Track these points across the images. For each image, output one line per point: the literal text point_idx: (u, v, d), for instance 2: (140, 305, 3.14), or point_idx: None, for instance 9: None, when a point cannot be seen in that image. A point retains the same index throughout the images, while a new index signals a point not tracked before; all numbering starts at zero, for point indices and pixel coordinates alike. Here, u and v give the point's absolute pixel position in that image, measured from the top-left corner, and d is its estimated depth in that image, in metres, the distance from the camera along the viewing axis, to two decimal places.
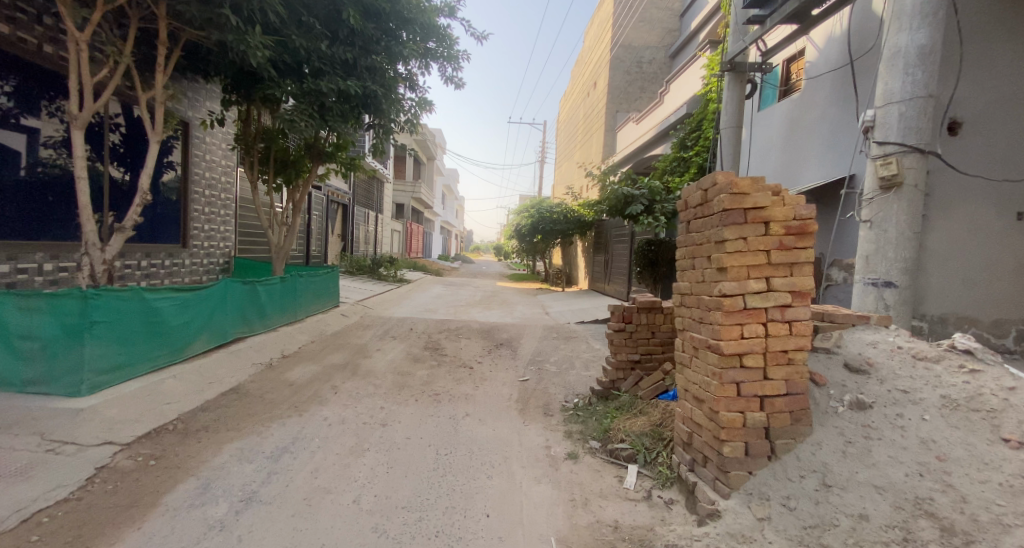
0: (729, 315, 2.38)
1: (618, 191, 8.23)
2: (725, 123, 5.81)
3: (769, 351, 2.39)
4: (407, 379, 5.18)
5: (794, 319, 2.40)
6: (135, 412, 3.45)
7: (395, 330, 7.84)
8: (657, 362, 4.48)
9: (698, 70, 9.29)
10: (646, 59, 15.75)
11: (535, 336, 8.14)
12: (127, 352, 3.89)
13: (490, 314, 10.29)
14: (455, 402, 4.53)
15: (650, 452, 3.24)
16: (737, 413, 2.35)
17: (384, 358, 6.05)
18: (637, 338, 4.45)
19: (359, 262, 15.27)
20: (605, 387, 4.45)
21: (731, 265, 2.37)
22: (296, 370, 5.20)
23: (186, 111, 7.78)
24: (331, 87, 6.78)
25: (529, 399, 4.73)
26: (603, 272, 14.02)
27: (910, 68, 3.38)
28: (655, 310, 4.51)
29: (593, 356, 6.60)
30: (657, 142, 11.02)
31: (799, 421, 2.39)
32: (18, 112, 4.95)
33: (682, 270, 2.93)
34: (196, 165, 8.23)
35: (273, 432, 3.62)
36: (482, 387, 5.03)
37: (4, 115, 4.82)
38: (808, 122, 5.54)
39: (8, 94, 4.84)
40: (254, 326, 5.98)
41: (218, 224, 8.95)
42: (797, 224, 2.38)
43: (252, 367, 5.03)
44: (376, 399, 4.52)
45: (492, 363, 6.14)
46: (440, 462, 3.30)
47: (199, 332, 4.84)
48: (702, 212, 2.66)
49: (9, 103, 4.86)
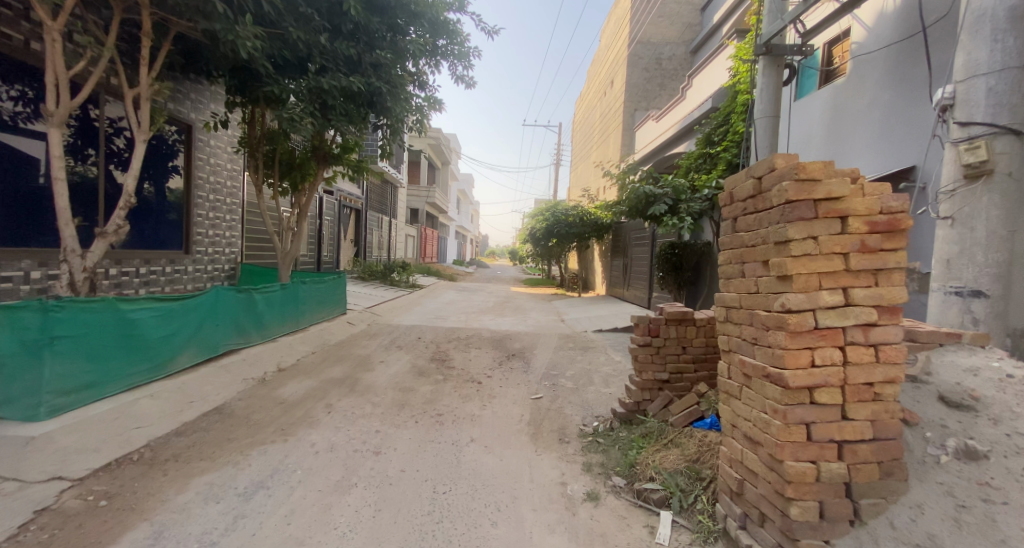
0: (794, 337, 1.86)
1: (639, 191, 7.70)
2: (759, 113, 5.25)
3: (847, 384, 1.85)
4: (408, 397, 4.72)
5: (882, 342, 1.85)
6: (96, 440, 3.12)
7: (402, 340, 7.41)
8: (688, 382, 3.93)
9: (725, 61, 8.72)
10: (666, 55, 15.18)
11: (550, 346, 7.61)
12: (96, 370, 3.56)
13: (503, 321, 9.82)
14: (459, 426, 4.04)
15: (686, 496, 2.73)
16: (808, 463, 1.82)
17: (387, 371, 5.61)
18: (666, 354, 3.92)
19: (371, 268, 14.98)
20: (629, 410, 3.92)
21: (797, 274, 1.85)
22: (289, 386, 4.79)
23: (188, 113, 7.56)
24: (332, 84, 6.42)
25: (542, 421, 4.21)
26: (622, 276, 13.42)
27: (999, 33, 2.76)
28: (686, 323, 3.97)
29: (613, 370, 6.04)
30: (679, 140, 10.42)
31: (890, 476, 1.83)
32: (30, 116, 4.86)
33: (727, 279, 2.40)
34: (200, 169, 7.99)
35: (250, 463, 3.19)
36: (489, 407, 4.54)
37: (14, 120, 4.71)
38: (857, 110, 4.94)
39: (15, 98, 4.71)
40: (250, 337, 5.64)
41: (224, 229, 8.72)
42: (884, 219, 1.83)
43: (242, 383, 4.65)
44: (373, 420, 4.07)
45: (504, 378, 5.64)
46: (436, 502, 2.82)
47: (185, 345, 4.51)
48: (754, 206, 2.14)
49: (20, 107, 4.77)
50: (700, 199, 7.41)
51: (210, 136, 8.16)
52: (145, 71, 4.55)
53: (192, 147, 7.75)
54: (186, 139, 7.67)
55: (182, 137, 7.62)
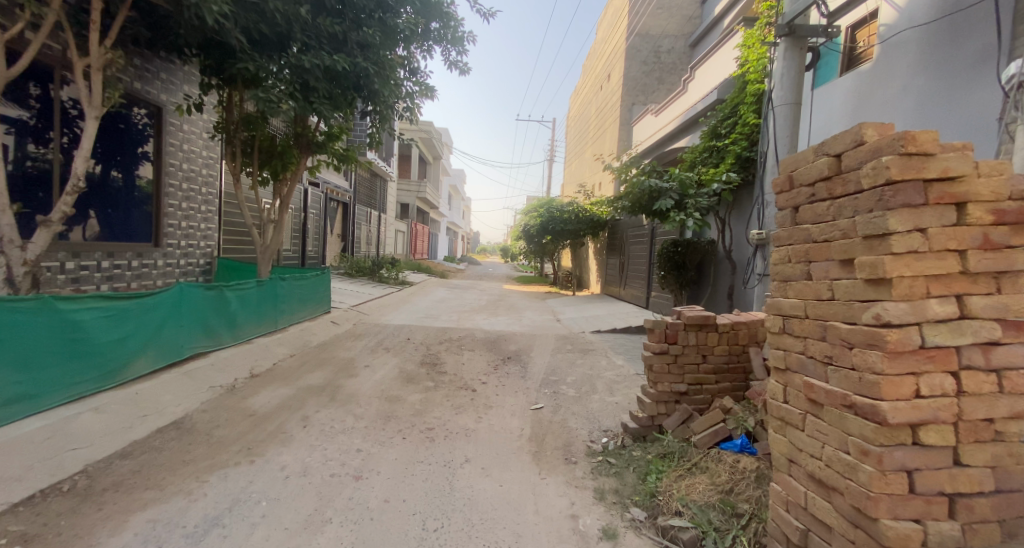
0: (893, 360, 1.44)
1: (644, 184, 7.31)
2: (778, 100, 4.89)
3: (961, 421, 1.44)
4: (395, 407, 4.24)
5: (1005, 367, 1.45)
6: (21, 466, 2.60)
7: (389, 341, 6.91)
8: (708, 395, 3.52)
9: (732, 50, 8.31)
10: (665, 48, 14.77)
11: (547, 348, 7.17)
12: (28, 379, 3.04)
13: (497, 321, 9.35)
14: (451, 443, 3.58)
15: (723, 537, 2.30)
16: (911, 524, 1.42)
17: (372, 377, 5.12)
18: (684, 364, 3.50)
19: (359, 264, 14.37)
20: (642, 426, 3.49)
21: (900, 276, 1.43)
22: (262, 394, 4.29)
23: (158, 93, 6.94)
24: (314, 63, 5.89)
25: (544, 437, 3.77)
26: (618, 275, 13.04)
27: None
28: (707, 328, 3.55)
29: (617, 376, 5.61)
30: (681, 134, 10.03)
31: (1014, 539, 1.45)
32: None
33: (785, 281, 1.97)
34: (172, 155, 7.38)
35: (206, 492, 2.69)
36: (485, 419, 4.08)
37: None
38: (886, 97, 4.58)
39: None
40: (221, 339, 5.12)
41: (199, 221, 8.12)
42: (1013, 208, 1.42)
43: (207, 392, 4.13)
44: (354, 436, 3.59)
45: (499, 385, 5.19)
46: (426, 543, 2.37)
47: (143, 348, 3.98)
48: (830, 190, 1.71)
49: None
50: (707, 194, 6.98)
51: (183, 120, 7.56)
52: (97, 37, 4.00)
53: (163, 131, 7.14)
54: (155, 122, 7.06)
55: (151, 120, 7.01)
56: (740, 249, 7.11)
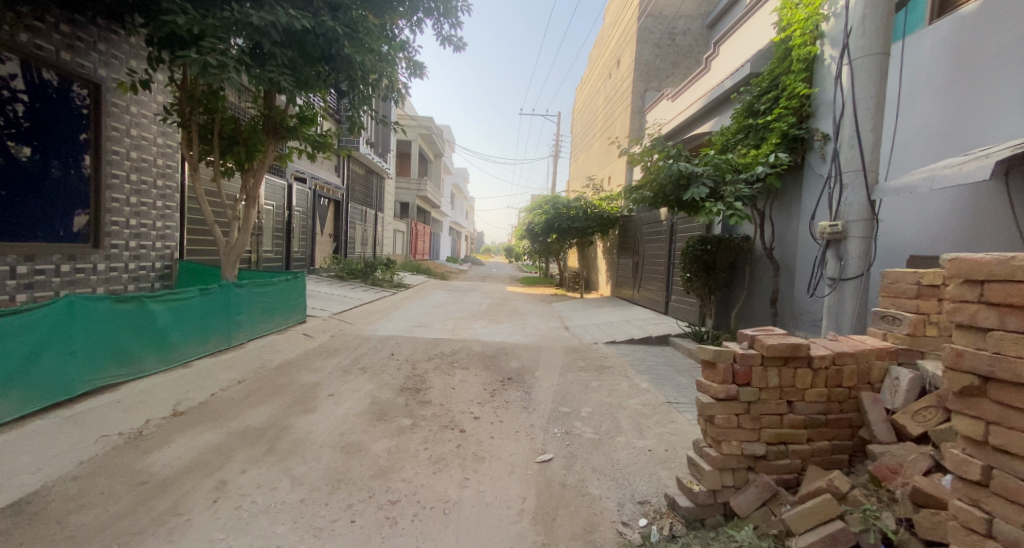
0: None
1: (672, 169, 6.10)
2: (858, 50, 3.84)
3: None
4: (352, 463, 3.13)
5: None
6: None
7: (368, 359, 5.81)
8: (798, 460, 2.39)
9: (768, 16, 7.12)
10: (680, 30, 13.52)
11: (555, 365, 6.05)
12: None
13: (497, 329, 8.22)
14: (421, 530, 2.45)
15: None
16: None
17: (334, 412, 4.01)
18: (761, 415, 2.38)
19: (349, 266, 13.20)
20: (699, 505, 2.38)
21: None
22: (175, 445, 3.18)
23: (94, 67, 5.84)
24: (266, 21, 4.78)
25: (557, 516, 2.63)
26: (631, 276, 11.88)
27: None
28: (795, 363, 2.40)
29: (644, 407, 4.45)
30: (705, 117, 8.87)
31: None
32: None
33: None
34: (116, 142, 6.28)
35: None
36: (473, 482, 2.96)
37: None
38: (1005, 41, 3.38)
39: None
40: (144, 365, 4.08)
41: (153, 219, 7.03)
42: None
43: (95, 445, 3.03)
44: (279, 522, 2.46)
45: (496, 421, 4.05)
46: None
47: (2, 387, 2.94)
48: None
49: None
50: (748, 180, 5.79)
51: (130, 101, 6.48)
52: None
53: (104, 114, 6.04)
54: (96, 104, 5.97)
55: (88, 100, 5.89)
56: (786, 248, 6.00)
